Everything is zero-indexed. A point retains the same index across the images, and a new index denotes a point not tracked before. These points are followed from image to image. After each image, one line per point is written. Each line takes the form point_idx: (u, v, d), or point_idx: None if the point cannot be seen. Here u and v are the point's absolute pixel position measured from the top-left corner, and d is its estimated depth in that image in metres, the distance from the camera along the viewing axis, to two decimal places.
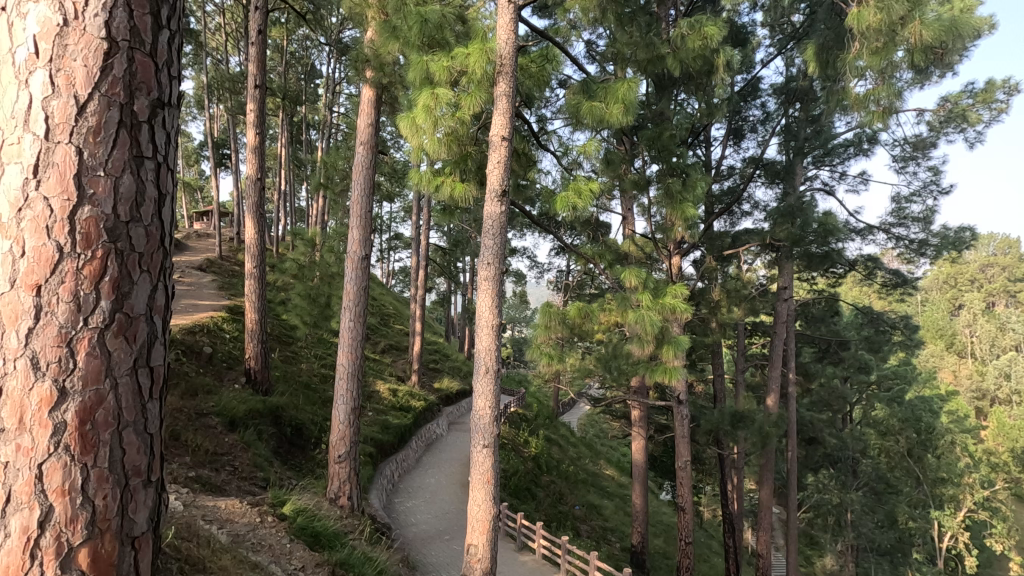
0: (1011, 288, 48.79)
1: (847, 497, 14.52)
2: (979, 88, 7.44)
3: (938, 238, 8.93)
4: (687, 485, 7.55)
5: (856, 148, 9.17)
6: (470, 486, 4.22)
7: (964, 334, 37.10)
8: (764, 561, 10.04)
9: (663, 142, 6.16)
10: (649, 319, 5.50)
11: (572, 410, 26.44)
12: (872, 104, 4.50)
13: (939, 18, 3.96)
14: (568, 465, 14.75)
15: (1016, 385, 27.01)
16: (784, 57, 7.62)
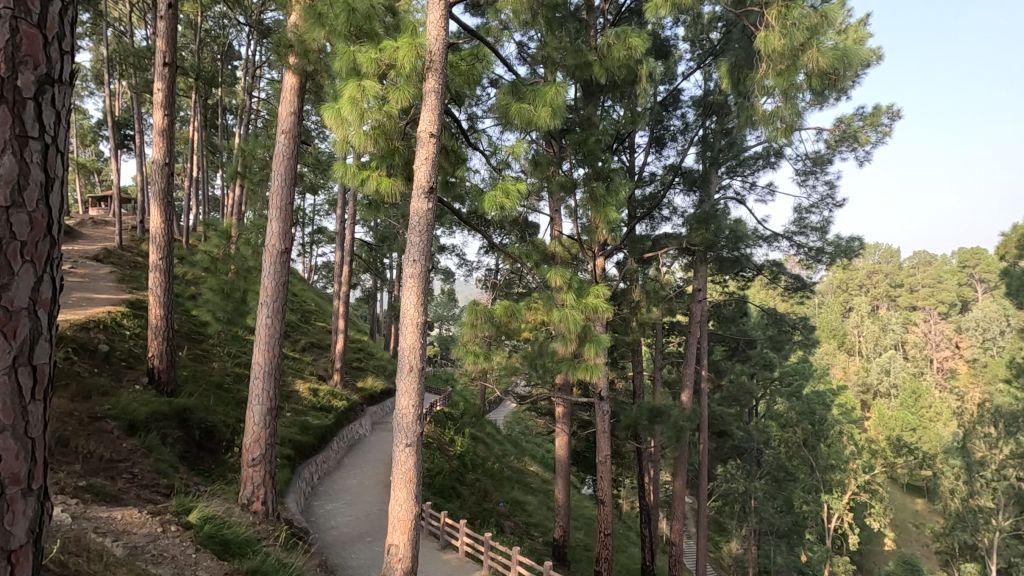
0: (892, 293, 54.38)
1: (752, 485, 15.65)
2: (868, 113, 8.25)
3: (832, 246, 9.84)
4: (607, 478, 7.82)
5: (764, 161, 9.89)
6: (391, 486, 4.16)
7: (853, 334, 41.03)
8: (676, 548, 10.59)
9: (589, 147, 6.36)
10: (572, 318, 5.63)
11: (498, 410, 26.67)
12: (777, 121, 4.88)
13: (833, 47, 4.38)
14: (493, 463, 14.85)
15: (895, 379, 30.14)
16: (702, 71, 8.06)
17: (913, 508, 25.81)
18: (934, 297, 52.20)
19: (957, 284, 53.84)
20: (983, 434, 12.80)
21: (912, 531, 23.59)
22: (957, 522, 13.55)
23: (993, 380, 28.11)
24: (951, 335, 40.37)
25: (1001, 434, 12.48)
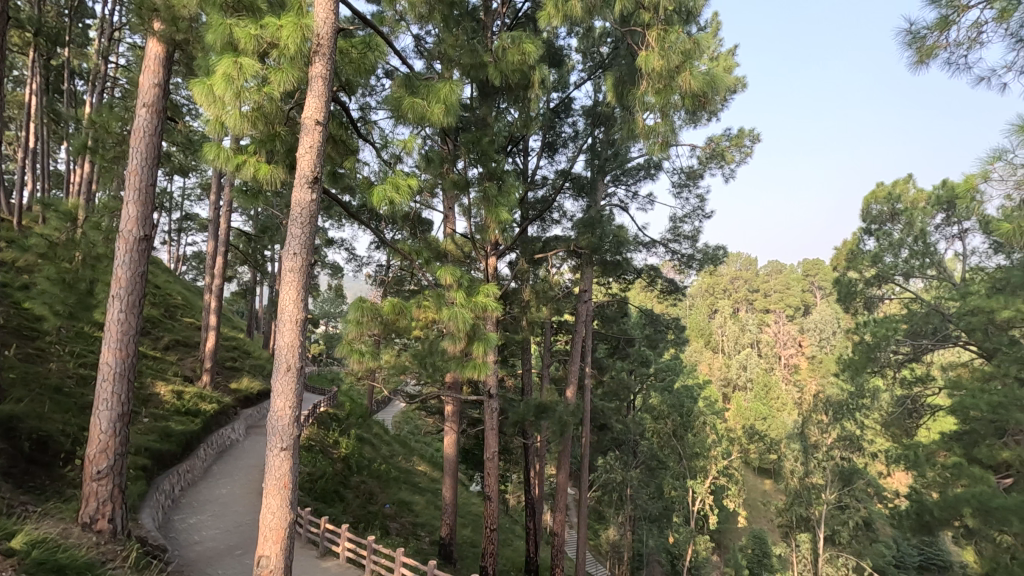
0: (750, 297, 60.94)
1: (628, 475, 16.73)
2: (733, 134, 9.16)
3: (701, 253, 10.91)
4: (493, 474, 7.92)
5: (645, 172, 10.60)
6: (264, 493, 3.90)
7: (717, 333, 45.44)
8: (558, 539, 11.03)
9: (483, 147, 6.37)
10: (462, 316, 5.61)
11: (387, 410, 26.02)
12: (654, 136, 5.27)
13: (704, 71, 4.81)
14: (380, 464, 14.44)
15: (750, 374, 33.83)
16: (593, 82, 8.44)
17: (762, 488, 29.12)
18: (783, 301, 59.25)
19: (801, 290, 61.62)
20: (817, 421, 14.68)
21: (761, 509, 26.60)
22: (795, 498, 15.49)
23: (826, 374, 32.50)
24: (795, 334, 46.07)
25: (830, 420, 14.39)
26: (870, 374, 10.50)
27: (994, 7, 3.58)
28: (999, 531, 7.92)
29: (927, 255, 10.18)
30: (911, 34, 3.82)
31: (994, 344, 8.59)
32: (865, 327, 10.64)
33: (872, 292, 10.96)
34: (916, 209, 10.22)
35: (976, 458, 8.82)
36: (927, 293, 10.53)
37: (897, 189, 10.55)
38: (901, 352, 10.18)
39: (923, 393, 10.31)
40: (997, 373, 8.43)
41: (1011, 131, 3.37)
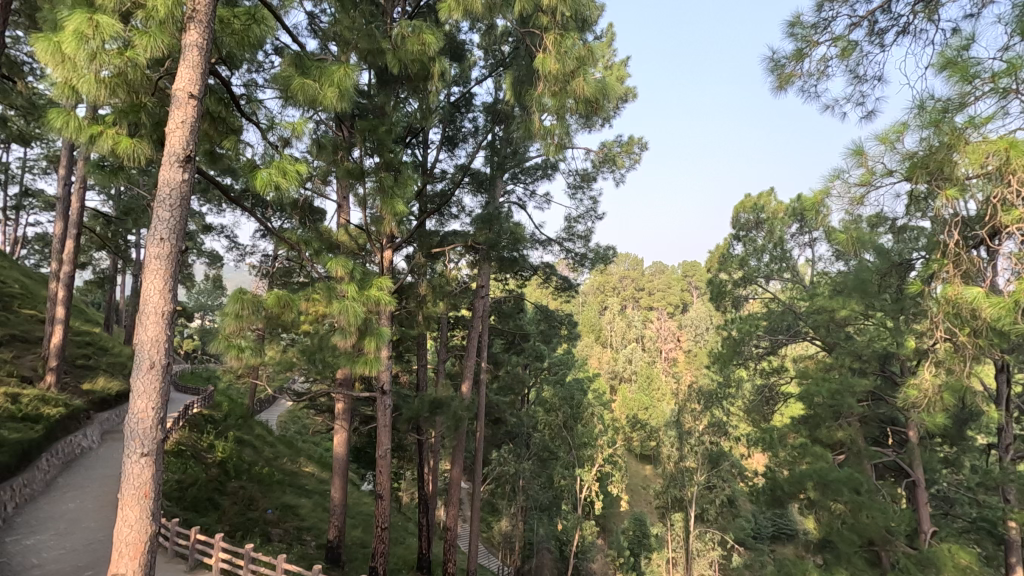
0: (636, 295, 64.97)
1: (521, 466, 17.16)
2: (624, 141, 9.70)
3: (593, 253, 11.42)
4: (385, 472, 7.72)
5: (542, 172, 10.90)
6: (119, 505, 3.50)
7: (606, 329, 47.98)
8: (451, 534, 11.03)
9: (379, 136, 6.15)
10: (353, 310, 5.38)
11: (271, 409, 24.44)
12: (549, 137, 5.42)
13: (596, 79, 5.05)
14: (261, 467, 13.52)
15: (634, 367, 36.14)
16: (493, 79, 8.49)
17: (643, 474, 31.22)
18: (665, 300, 63.77)
19: (680, 289, 66.78)
20: (691, 409, 15.90)
21: (642, 493, 28.50)
22: (671, 481, 16.77)
23: (700, 366, 35.49)
24: (674, 330, 49.82)
25: (702, 408, 15.66)
26: (736, 366, 11.69)
27: (837, 45, 4.11)
28: (834, 501, 9.13)
29: (783, 260, 11.46)
30: (773, 61, 4.27)
31: (834, 338, 9.90)
32: (733, 323, 11.75)
33: (739, 292, 12.13)
34: (776, 219, 11.41)
35: (818, 438, 10.11)
36: (782, 294, 11.86)
37: (761, 200, 11.60)
38: (761, 345, 11.40)
39: (778, 382, 11.62)
40: (835, 364, 9.72)
41: (847, 153, 3.88)
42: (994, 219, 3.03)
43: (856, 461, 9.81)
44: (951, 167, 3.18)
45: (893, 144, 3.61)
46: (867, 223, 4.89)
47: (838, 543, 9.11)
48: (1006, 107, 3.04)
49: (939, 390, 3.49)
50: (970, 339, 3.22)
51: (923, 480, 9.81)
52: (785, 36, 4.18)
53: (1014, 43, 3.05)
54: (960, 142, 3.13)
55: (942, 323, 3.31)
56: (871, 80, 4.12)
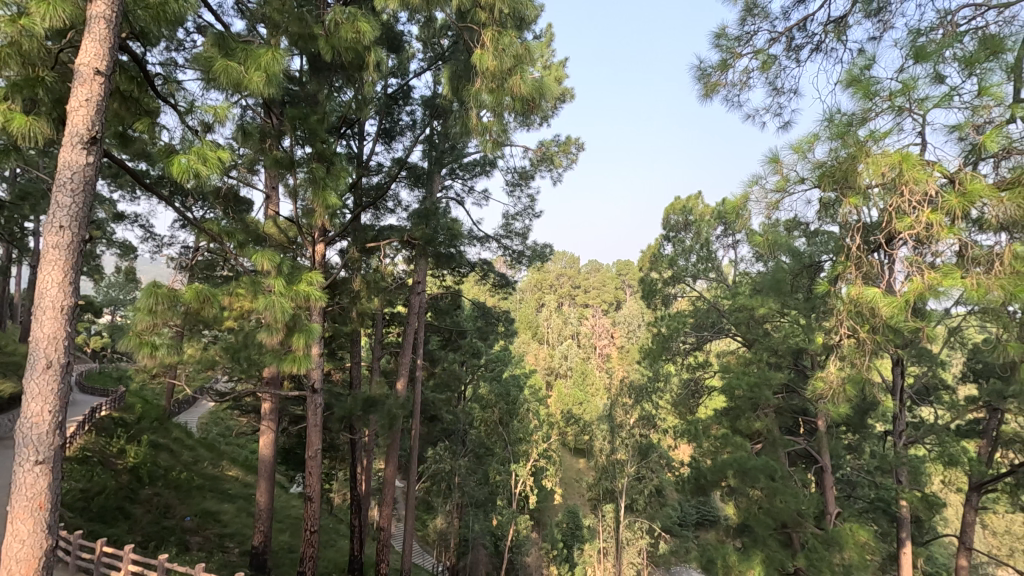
0: (572, 292, 66.20)
1: (456, 464, 17.08)
2: (561, 141, 9.85)
3: (530, 251, 11.53)
4: (315, 474, 7.45)
5: (481, 168, 10.88)
6: (9, 519, 3.19)
7: (543, 326, 48.63)
8: (384, 534, 10.82)
9: (311, 125, 5.90)
10: (280, 305, 5.12)
11: (191, 411, 23.01)
12: (487, 135, 5.41)
13: (533, 78, 5.09)
14: (179, 472, 12.70)
15: (570, 363, 36.93)
16: (432, 72, 8.37)
17: (577, 468, 31.92)
18: (599, 297, 65.40)
19: (614, 287, 68.78)
20: (623, 403, 16.38)
21: (576, 487, 29.16)
22: (603, 474, 17.24)
23: (632, 361, 36.68)
24: (608, 326, 51.21)
25: (633, 402, 16.18)
26: (665, 361, 12.20)
27: (758, 57, 4.35)
28: (752, 487, 9.70)
29: (709, 260, 12.02)
30: (701, 70, 4.47)
31: (754, 334, 10.51)
32: (662, 320, 12.24)
33: (669, 290, 12.63)
34: (703, 221, 11.95)
35: (738, 429, 10.71)
36: (709, 293, 12.34)
37: (689, 203, 12.09)
38: (688, 341, 11.95)
39: (702, 376, 12.22)
40: (754, 359, 10.34)
41: (765, 161, 4.13)
42: (890, 225, 3.31)
43: (772, 449, 10.48)
44: (856, 177, 3.43)
45: (805, 154, 3.88)
46: (784, 227, 5.22)
47: (755, 526, 9.71)
48: (901, 124, 3.33)
49: (842, 382, 3.77)
50: (870, 335, 3.51)
51: (830, 465, 10.61)
52: (712, 46, 4.38)
53: (908, 65, 3.35)
54: (863, 154, 3.39)
55: (846, 321, 3.59)
56: (788, 93, 4.40)
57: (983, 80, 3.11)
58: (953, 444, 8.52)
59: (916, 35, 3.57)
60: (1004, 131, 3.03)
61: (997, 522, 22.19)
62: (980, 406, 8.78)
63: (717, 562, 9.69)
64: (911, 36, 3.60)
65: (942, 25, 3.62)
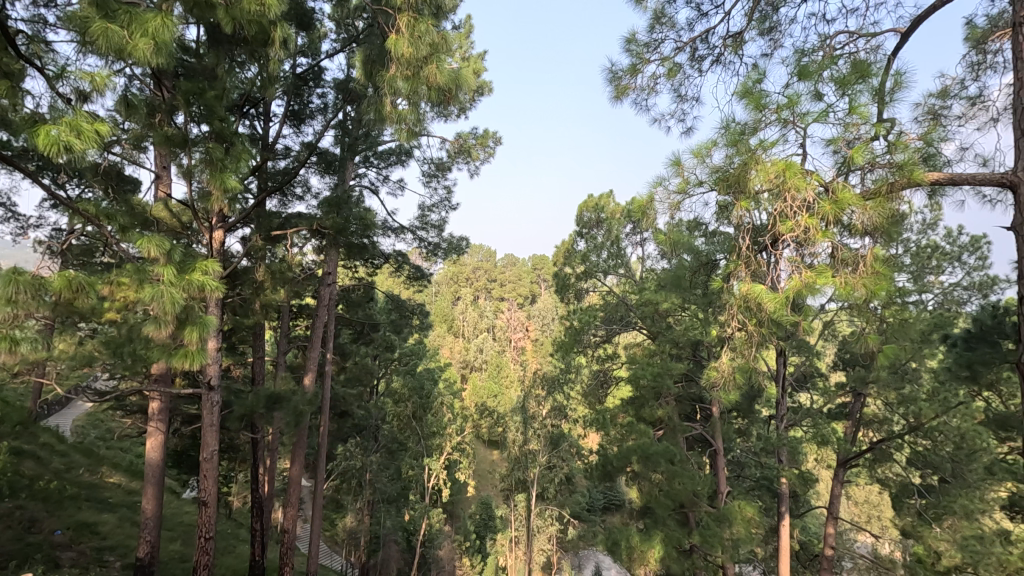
0: (488, 286, 66.63)
1: (368, 460, 16.65)
2: (479, 134, 9.83)
3: (446, 243, 11.43)
4: (211, 476, 6.94)
5: (396, 157, 10.62)
6: None
7: (459, 320, 48.61)
8: (288, 536, 10.32)
9: (208, 101, 5.43)
10: (170, 296, 4.69)
11: (63, 413, 20.68)
12: (401, 123, 5.26)
13: (451, 68, 5.04)
14: (48, 481, 11.36)
15: (485, 356, 37.24)
16: (345, 54, 8.03)
17: (491, 460, 32.29)
18: (515, 291, 66.35)
19: (530, 281, 69.97)
20: (535, 395, 16.71)
21: (490, 478, 29.48)
22: (516, 465, 17.46)
23: (545, 354, 37.52)
24: (523, 320, 52.09)
25: (545, 393, 16.54)
26: (576, 353, 12.65)
27: (665, 65, 4.58)
28: (653, 471, 10.30)
29: (619, 256, 12.53)
30: (612, 72, 4.63)
31: (658, 327, 11.10)
32: (575, 314, 12.62)
33: (581, 285, 13.04)
34: (615, 219, 12.32)
35: (642, 416, 11.34)
36: (618, 287, 12.78)
37: (602, 201, 12.48)
38: (598, 334, 12.47)
39: (611, 367, 12.78)
40: (658, 350, 10.96)
41: (669, 164, 4.37)
42: (775, 228, 3.62)
43: (672, 435, 11.20)
44: (748, 182, 3.71)
45: (704, 158, 4.15)
46: (686, 226, 5.56)
47: (656, 508, 10.34)
48: (787, 135, 3.65)
49: (732, 370, 4.10)
50: (757, 328, 3.84)
51: (722, 448, 11.50)
52: (623, 50, 4.56)
53: (793, 82, 3.67)
54: (753, 160, 3.68)
55: (738, 315, 3.89)
56: (690, 100, 4.68)
57: (852, 100, 3.48)
58: (825, 425, 9.50)
59: (801, 55, 3.91)
60: (869, 147, 3.40)
61: (858, 493, 25.14)
62: (847, 391, 9.84)
63: (621, 543, 10.27)
64: (796, 56, 3.96)
65: (822, 48, 4.01)
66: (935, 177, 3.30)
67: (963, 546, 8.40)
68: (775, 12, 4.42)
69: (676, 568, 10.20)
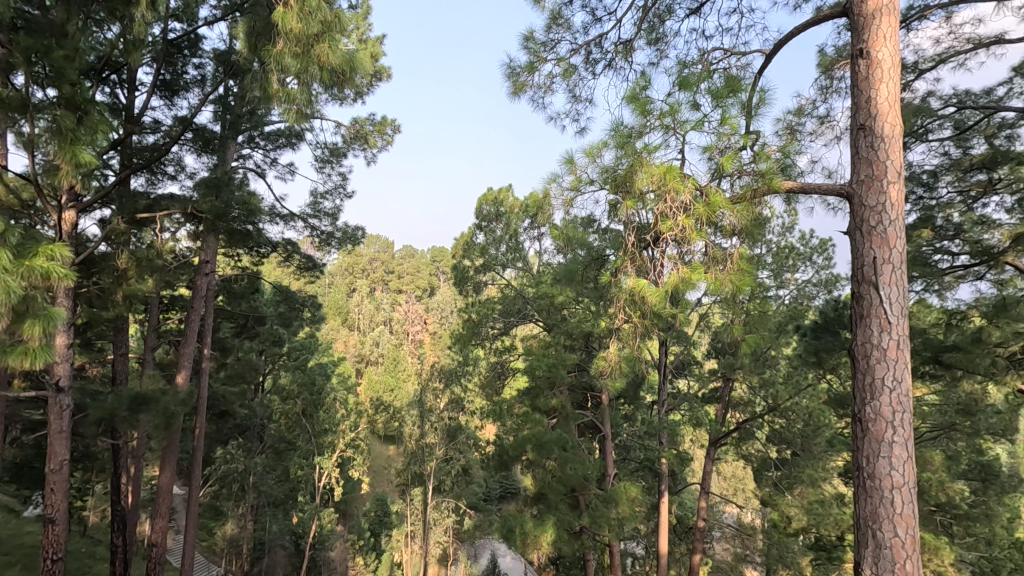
0: (385, 278, 65.07)
1: (252, 462, 15.58)
2: (377, 121, 9.53)
3: (340, 232, 10.93)
4: (60, 489, 6.07)
5: (285, 139, 9.98)
6: None
7: (354, 312, 47.07)
8: (157, 550, 9.39)
9: (57, 61, 4.71)
10: (3, 284, 4.03)
11: None
12: (287, 103, 4.91)
13: (344, 49, 4.82)
14: None
15: (382, 349, 36.42)
16: (227, 24, 7.37)
17: (386, 455, 31.71)
18: (414, 283, 65.23)
19: (428, 273, 69.17)
20: (433, 388, 16.62)
21: (385, 473, 28.92)
22: (412, 459, 17.18)
23: (443, 347, 37.34)
24: (422, 312, 51.49)
25: (443, 386, 16.47)
26: (474, 346, 12.78)
27: (561, 65, 4.72)
28: (547, 459, 10.68)
29: (517, 250, 12.72)
30: (510, 68, 4.68)
31: (554, 319, 11.47)
32: (473, 306, 12.64)
33: (480, 278, 13.12)
34: (513, 214, 12.54)
35: (537, 406, 11.69)
36: (515, 281, 12.97)
37: (501, 195, 12.64)
38: (496, 327, 12.70)
39: (508, 358, 13.04)
40: (553, 342, 11.39)
41: (562, 162, 4.51)
42: (657, 227, 3.89)
43: (565, 422, 11.70)
44: (634, 183, 3.93)
45: (594, 157, 4.34)
46: (580, 223, 5.78)
47: (549, 493, 10.74)
48: (668, 141, 3.92)
49: (619, 360, 4.32)
50: (641, 320, 4.10)
51: (610, 433, 12.17)
52: (521, 47, 4.63)
53: (675, 91, 3.94)
54: (638, 162, 3.92)
55: (625, 307, 4.12)
56: (584, 101, 4.87)
57: (725, 112, 3.82)
58: (700, 409, 10.38)
59: (682, 66, 4.22)
60: (738, 156, 3.75)
61: (726, 468, 27.90)
62: (718, 377, 10.84)
63: (516, 530, 10.64)
64: (678, 67, 4.26)
65: (701, 62, 4.35)
66: (790, 186, 3.73)
67: (809, 511, 9.84)
68: (661, 24, 4.72)
69: (566, 549, 10.67)
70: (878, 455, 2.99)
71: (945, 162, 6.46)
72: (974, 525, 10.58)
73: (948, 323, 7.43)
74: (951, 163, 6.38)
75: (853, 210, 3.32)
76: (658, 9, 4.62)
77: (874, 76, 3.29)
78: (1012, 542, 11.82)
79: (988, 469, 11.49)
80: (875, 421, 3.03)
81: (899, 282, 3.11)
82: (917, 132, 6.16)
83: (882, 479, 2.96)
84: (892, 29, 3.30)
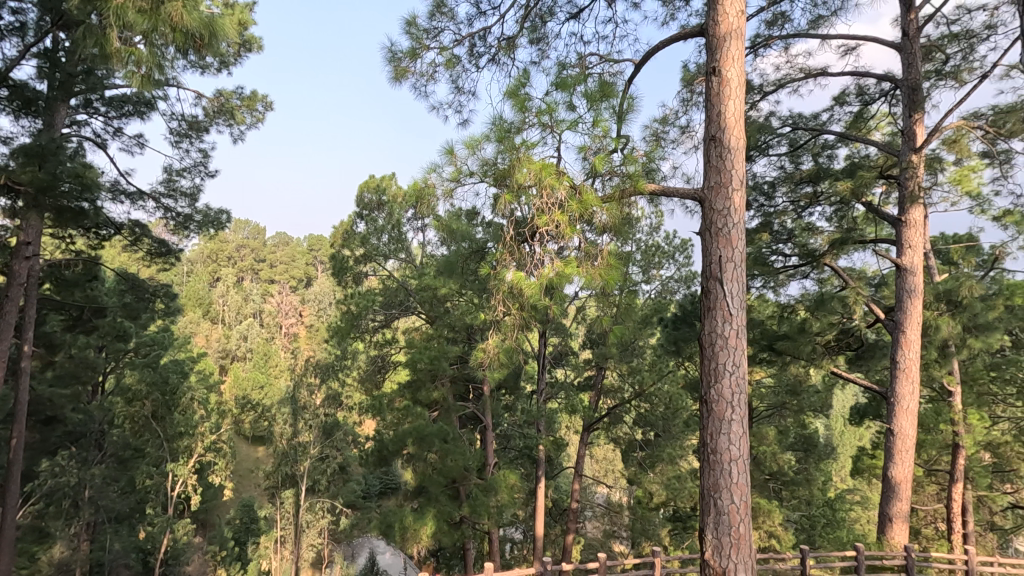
0: (255, 267, 60.27)
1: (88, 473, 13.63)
2: (246, 95, 8.76)
3: (200, 215, 9.88)
4: None
5: (132, 107, 8.79)
6: None
7: (219, 304, 43.03)
8: None
9: None
10: None
11: None
12: (132, 65, 4.31)
13: (202, 11, 4.31)
14: None
15: (250, 344, 33.68)
16: None
17: (254, 457, 29.46)
18: (287, 273, 60.91)
19: (305, 262, 65.22)
20: (308, 383, 15.74)
21: (253, 477, 26.89)
22: (283, 460, 16.10)
23: (320, 341, 35.42)
24: (297, 304, 48.44)
25: (319, 381, 15.64)
26: (353, 339, 12.26)
27: (444, 55, 4.67)
28: (428, 452, 10.63)
29: (400, 241, 12.41)
30: (392, 52, 4.54)
31: (436, 311, 11.38)
32: (352, 298, 12.12)
33: (360, 268, 12.60)
34: (396, 203, 12.18)
35: (418, 399, 11.55)
36: (398, 272, 12.63)
37: (383, 183, 12.23)
38: (376, 319, 12.30)
39: (389, 352, 12.73)
40: (435, 334, 11.33)
41: (443, 152, 4.47)
42: (534, 222, 4.00)
43: (446, 415, 11.70)
44: (513, 177, 4.01)
45: (475, 150, 4.35)
46: (463, 215, 5.77)
47: (429, 486, 10.72)
48: (545, 139, 4.04)
49: (498, 351, 4.37)
50: (519, 311, 4.19)
51: (491, 424, 12.38)
52: (402, 32, 4.50)
53: (553, 91, 4.08)
54: (517, 157, 4.00)
55: (503, 299, 4.19)
56: (466, 92, 4.86)
57: (598, 115, 4.02)
58: (575, 397, 10.92)
59: (561, 68, 4.37)
60: (609, 157, 3.97)
61: (599, 452, 29.68)
62: (592, 366, 11.47)
63: (395, 525, 10.46)
64: (557, 68, 4.41)
65: (578, 65, 4.53)
66: (653, 188, 4.04)
67: (668, 486, 10.89)
68: (543, 25, 4.85)
69: (445, 541, 10.72)
70: (719, 433, 3.36)
71: (781, 175, 7.39)
72: (798, 488, 12.31)
73: (781, 316, 8.55)
74: (785, 176, 7.32)
75: (704, 212, 3.67)
76: (540, 10, 4.74)
77: (724, 92, 3.66)
78: (826, 501, 13.87)
79: (810, 441, 13.40)
80: (717, 402, 3.40)
81: (739, 278, 3.51)
82: (760, 147, 6.97)
83: (722, 453, 3.33)
84: (739, 52, 3.68)
